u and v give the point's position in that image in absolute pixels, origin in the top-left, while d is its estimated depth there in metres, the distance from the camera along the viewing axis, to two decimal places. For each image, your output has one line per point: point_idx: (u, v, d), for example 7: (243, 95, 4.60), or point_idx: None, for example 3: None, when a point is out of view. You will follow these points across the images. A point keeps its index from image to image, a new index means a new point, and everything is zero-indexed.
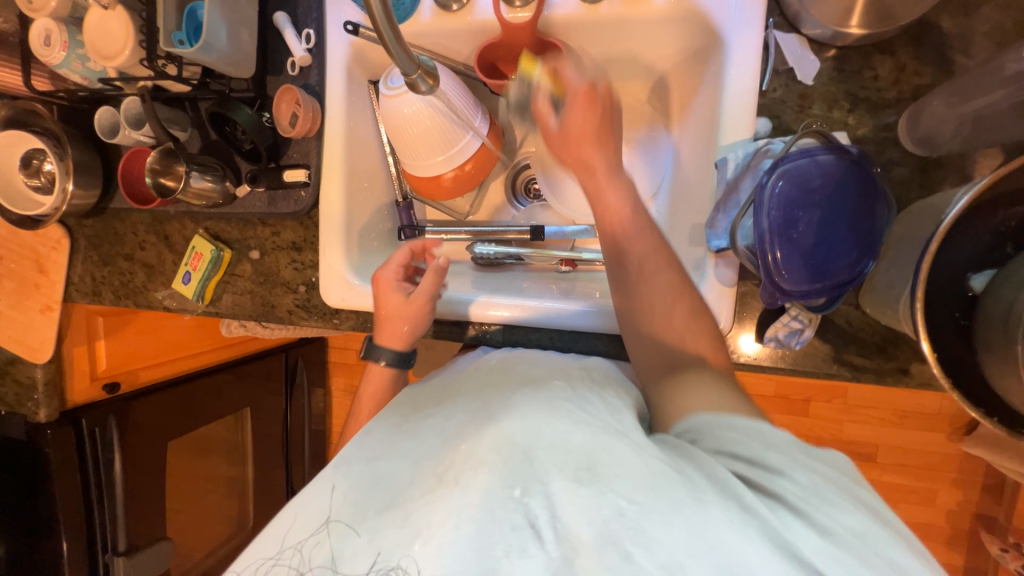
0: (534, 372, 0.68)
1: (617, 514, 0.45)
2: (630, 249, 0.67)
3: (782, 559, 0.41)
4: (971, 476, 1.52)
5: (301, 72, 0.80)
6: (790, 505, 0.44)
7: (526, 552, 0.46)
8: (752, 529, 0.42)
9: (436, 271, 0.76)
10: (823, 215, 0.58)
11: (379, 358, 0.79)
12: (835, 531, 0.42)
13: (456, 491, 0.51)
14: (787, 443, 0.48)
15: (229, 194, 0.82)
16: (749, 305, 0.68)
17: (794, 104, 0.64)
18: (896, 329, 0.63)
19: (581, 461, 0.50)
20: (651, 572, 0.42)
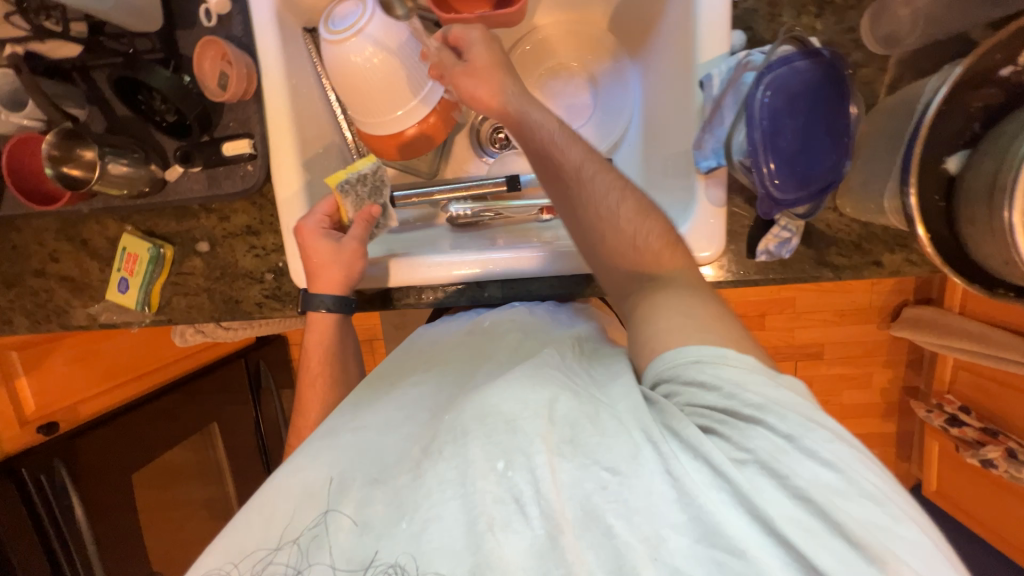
0: (525, 341, 0.67)
1: (599, 488, 0.45)
2: (578, 173, 0.61)
3: (752, 525, 0.41)
4: (899, 355, 1.75)
5: (221, 23, 0.68)
6: (762, 465, 0.42)
7: (511, 526, 0.46)
8: (723, 493, 0.42)
9: (363, 219, 0.72)
10: (805, 120, 0.60)
11: (319, 307, 0.73)
12: (805, 496, 0.40)
13: (443, 464, 0.50)
14: (753, 376, 0.46)
15: (158, 179, 0.70)
16: (738, 223, 0.70)
17: (765, 14, 0.64)
18: (869, 226, 0.68)
19: (565, 432, 0.48)
20: (631, 541, 0.43)
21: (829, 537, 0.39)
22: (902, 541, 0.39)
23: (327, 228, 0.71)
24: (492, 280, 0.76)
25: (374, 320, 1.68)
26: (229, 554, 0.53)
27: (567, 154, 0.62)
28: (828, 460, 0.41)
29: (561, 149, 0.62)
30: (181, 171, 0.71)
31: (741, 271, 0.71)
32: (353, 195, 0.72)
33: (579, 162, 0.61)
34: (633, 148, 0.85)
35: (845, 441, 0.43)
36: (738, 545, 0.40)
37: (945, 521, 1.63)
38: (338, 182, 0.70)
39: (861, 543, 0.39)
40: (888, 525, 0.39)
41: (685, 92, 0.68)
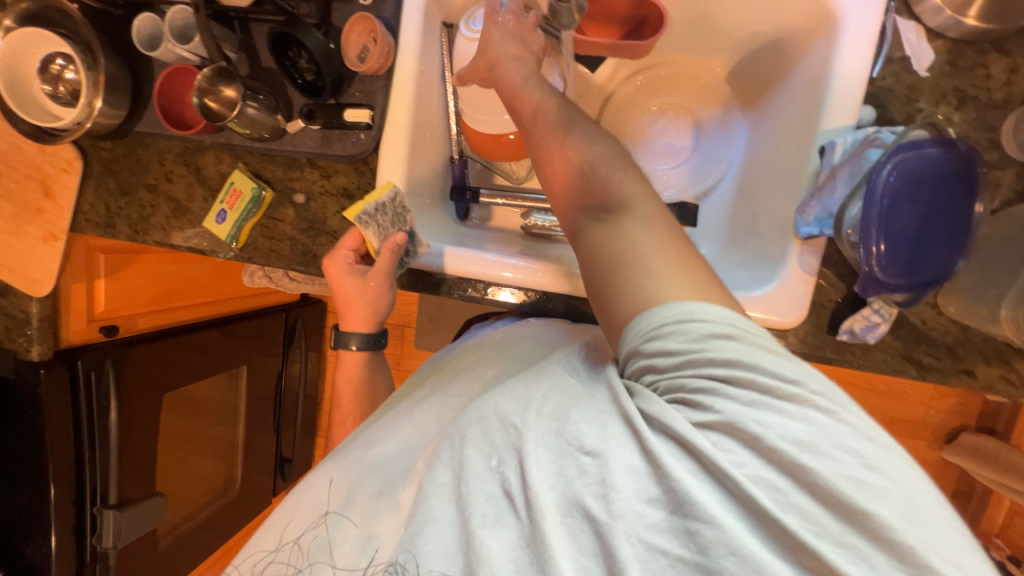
0: (540, 352, 0.63)
1: (578, 472, 0.42)
2: (533, 117, 0.59)
3: (725, 500, 0.38)
4: (947, 483, 1.58)
5: (375, 3, 0.74)
6: (728, 429, 0.39)
7: (501, 522, 0.43)
8: (693, 469, 0.39)
9: (389, 250, 0.72)
10: (924, 209, 0.58)
11: (351, 344, 0.80)
12: (776, 457, 0.37)
13: (439, 467, 0.48)
14: (719, 328, 0.42)
15: (279, 129, 0.75)
16: (825, 296, 0.67)
17: (901, 95, 0.63)
18: (969, 331, 0.64)
19: (551, 425, 0.44)
20: (613, 523, 0.39)
21: (800, 498, 0.37)
22: (878, 491, 0.36)
23: (353, 265, 0.75)
24: (559, 294, 0.75)
25: (412, 307, 1.71)
26: (242, 557, 0.56)
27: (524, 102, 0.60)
28: (792, 414, 0.38)
29: (519, 96, 0.61)
30: (302, 126, 0.76)
31: (817, 345, 0.68)
32: (375, 225, 0.73)
33: (536, 107, 0.59)
34: (723, 199, 0.85)
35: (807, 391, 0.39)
36: (711, 512, 0.37)
37: None
38: (357, 214, 0.72)
39: (834, 495, 0.36)
40: (864, 479, 0.36)
41: (800, 156, 0.68)
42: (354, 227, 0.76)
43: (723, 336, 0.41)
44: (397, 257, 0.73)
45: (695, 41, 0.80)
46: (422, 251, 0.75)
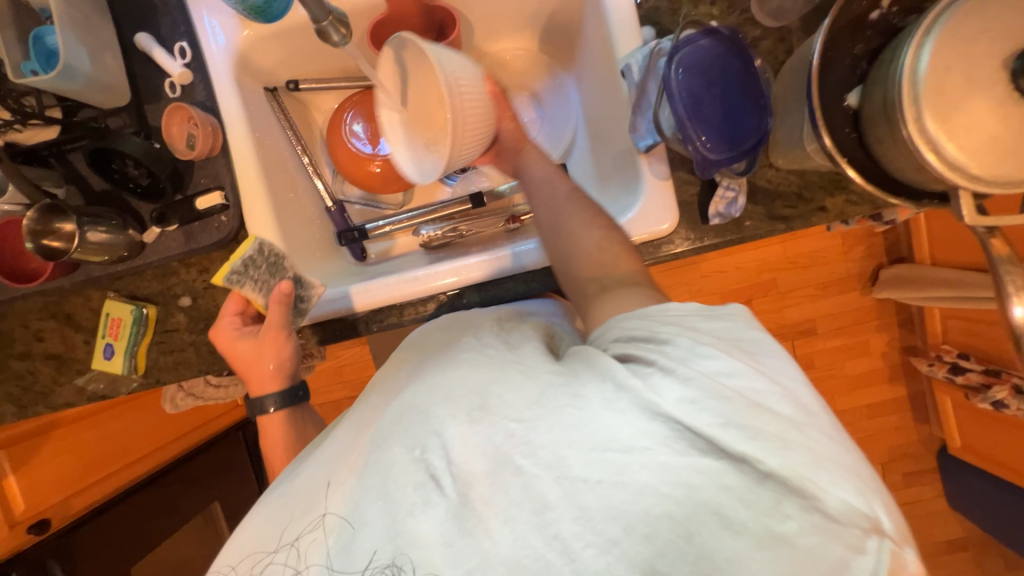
0: (451, 334, 0.63)
1: (506, 437, 0.43)
2: (555, 197, 0.65)
3: (641, 416, 0.41)
4: (889, 318, 1.73)
5: (185, 92, 0.73)
6: (663, 367, 0.43)
7: (429, 504, 0.43)
8: (618, 404, 0.42)
9: (278, 302, 0.69)
10: (721, 90, 0.66)
11: (267, 407, 0.73)
12: (699, 378, 0.42)
13: (369, 474, 0.46)
14: (688, 315, 0.48)
15: (136, 242, 0.73)
16: (686, 193, 0.74)
17: (666, 9, 0.73)
18: (805, 174, 0.73)
19: (473, 401, 0.46)
20: (541, 475, 0.41)
21: (712, 402, 0.41)
22: (773, 400, 0.41)
23: (241, 327, 0.72)
24: (469, 286, 0.78)
25: (365, 371, 1.65)
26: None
27: (554, 185, 0.66)
28: (732, 354, 0.44)
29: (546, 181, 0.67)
30: (158, 231, 0.74)
31: (699, 236, 0.75)
32: (251, 282, 0.70)
33: (564, 193, 0.65)
34: (582, 150, 0.92)
35: (743, 347, 0.46)
36: (628, 442, 0.40)
37: (977, 479, 1.58)
38: (225, 276, 0.67)
39: (744, 405, 0.40)
40: (765, 390, 0.42)
41: (615, 86, 0.76)
42: (234, 290, 0.74)
43: (694, 317, 0.48)
44: (289, 306, 0.71)
45: (498, 29, 0.88)
46: (317, 292, 0.74)
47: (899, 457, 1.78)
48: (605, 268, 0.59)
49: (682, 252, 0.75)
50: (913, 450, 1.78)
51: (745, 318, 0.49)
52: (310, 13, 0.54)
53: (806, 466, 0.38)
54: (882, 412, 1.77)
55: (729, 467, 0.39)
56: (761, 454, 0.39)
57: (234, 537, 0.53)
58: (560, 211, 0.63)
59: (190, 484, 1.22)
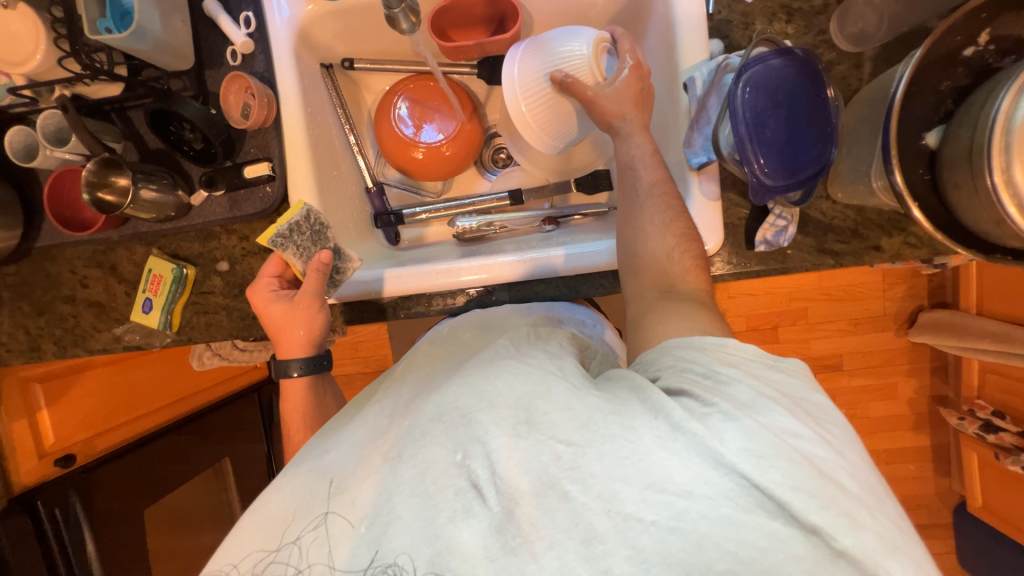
0: (484, 338, 0.64)
1: (555, 459, 0.43)
2: (649, 189, 0.65)
3: (704, 462, 0.40)
4: (922, 363, 1.65)
5: (245, 61, 0.75)
6: (725, 412, 0.42)
7: (471, 513, 0.43)
8: (680, 444, 0.41)
9: (315, 270, 0.68)
10: (787, 113, 0.63)
11: (292, 370, 0.74)
12: (769, 435, 0.41)
13: (404, 466, 0.46)
14: (754, 360, 0.48)
15: (184, 204, 0.75)
16: (735, 215, 0.72)
17: (739, 23, 0.70)
18: (863, 211, 0.69)
19: (521, 413, 0.45)
20: (590, 503, 0.41)
21: (779, 459, 0.40)
22: (834, 470, 0.41)
23: (277, 292, 0.72)
24: (500, 285, 0.78)
25: (380, 350, 1.68)
26: (232, 554, 0.49)
27: (645, 173, 0.66)
28: (797, 413, 0.44)
29: (641, 166, 0.66)
30: (205, 196, 0.76)
31: (742, 263, 0.72)
32: (292, 247, 0.70)
33: (653, 181, 0.65)
34: None
35: (806, 407, 0.45)
36: (687, 487, 0.40)
37: (998, 543, 1.50)
38: (270, 238, 0.69)
39: (809, 473, 0.40)
40: (828, 458, 0.42)
41: (672, 97, 0.73)
42: (275, 253, 0.74)
43: (757, 365, 0.48)
44: (325, 276, 0.70)
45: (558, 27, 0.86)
46: (353, 266, 0.75)
47: (912, 507, 1.71)
48: (671, 278, 0.61)
49: (722, 276, 0.73)
50: (928, 501, 1.71)
51: (801, 372, 0.49)
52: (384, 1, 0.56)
53: (879, 550, 0.38)
54: (900, 458, 1.70)
55: (799, 534, 0.39)
56: (835, 529, 0.38)
57: (250, 512, 0.52)
58: (641, 206, 0.65)
59: (207, 438, 1.27)
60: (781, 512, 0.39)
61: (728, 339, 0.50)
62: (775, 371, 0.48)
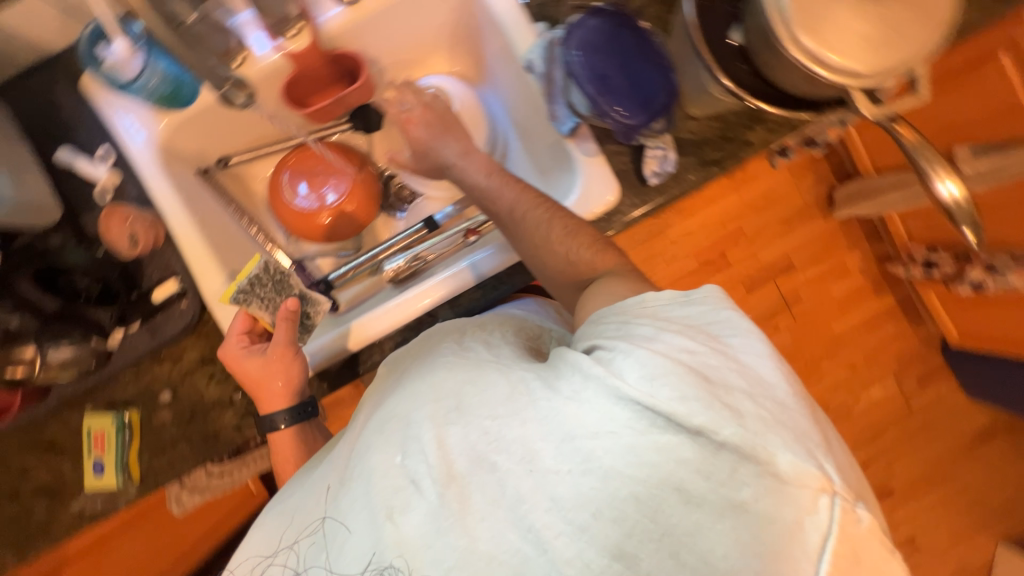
0: (432, 339, 0.64)
1: (483, 433, 0.46)
2: (511, 214, 0.70)
3: (610, 399, 0.42)
4: (855, 233, 1.78)
5: (117, 193, 0.75)
6: (623, 351, 0.45)
7: (411, 505, 0.45)
8: (588, 389, 0.43)
9: (284, 318, 0.72)
10: (621, 60, 0.69)
11: (277, 423, 0.72)
12: (667, 358, 0.43)
13: (355, 481, 0.49)
14: (671, 303, 0.51)
15: (102, 351, 0.72)
16: (620, 162, 0.77)
17: (552, 2, 0.78)
18: (722, 118, 0.77)
19: (449, 403, 0.48)
20: (512, 468, 0.44)
21: (669, 378, 0.42)
22: (727, 376, 0.43)
23: (250, 344, 0.72)
24: (441, 305, 0.79)
25: None
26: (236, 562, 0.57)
27: (499, 200, 0.72)
28: (700, 336, 0.47)
29: (492, 197, 0.72)
30: (121, 334, 0.73)
31: (645, 200, 0.77)
32: (257, 300, 0.74)
33: (510, 204, 0.70)
34: (517, 152, 0.93)
35: (711, 330, 0.48)
36: (593, 428, 0.42)
37: (984, 362, 1.60)
38: (233, 294, 0.73)
39: (698, 378, 0.42)
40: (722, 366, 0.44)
41: (526, 85, 0.80)
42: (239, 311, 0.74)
43: (667, 306, 0.51)
44: (294, 324, 0.73)
45: (405, 62, 0.92)
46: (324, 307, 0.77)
47: (907, 362, 1.79)
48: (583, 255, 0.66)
49: (635, 218, 0.77)
50: (918, 352, 1.80)
51: (716, 299, 0.51)
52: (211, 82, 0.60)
53: (759, 433, 0.40)
54: (877, 324, 1.79)
55: (686, 439, 0.41)
56: (717, 424, 0.40)
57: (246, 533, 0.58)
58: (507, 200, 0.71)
59: None
60: (676, 425, 0.41)
61: (642, 295, 0.53)
62: (686, 308, 0.50)
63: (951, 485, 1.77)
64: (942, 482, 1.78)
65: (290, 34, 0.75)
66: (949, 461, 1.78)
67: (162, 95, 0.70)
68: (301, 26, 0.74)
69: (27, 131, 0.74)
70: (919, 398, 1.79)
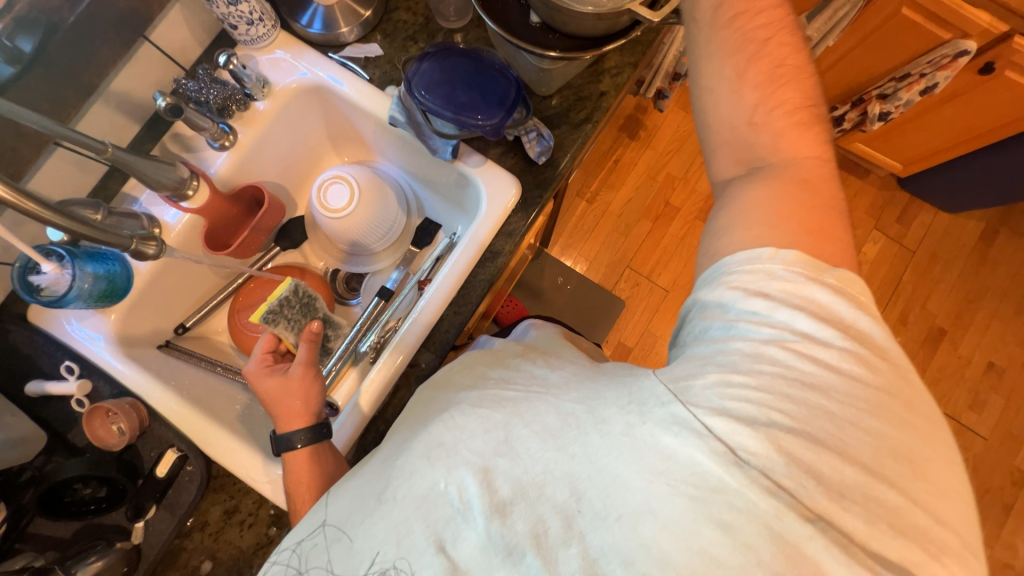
0: (462, 361, 0.62)
1: (540, 464, 0.45)
2: None
3: (699, 440, 0.42)
4: None
5: (92, 397, 0.78)
6: (726, 384, 0.44)
7: (458, 526, 0.45)
8: (654, 424, 0.43)
9: (307, 340, 0.69)
10: (463, 80, 0.79)
11: (296, 442, 0.66)
12: (761, 398, 0.43)
13: (392, 504, 0.47)
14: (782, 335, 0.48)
15: (131, 549, 0.72)
16: (508, 158, 0.85)
17: (391, 67, 0.89)
18: (571, 85, 0.86)
19: (498, 436, 0.47)
20: (562, 495, 0.44)
21: (765, 421, 0.42)
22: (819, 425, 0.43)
23: (272, 365, 0.72)
24: (419, 351, 0.80)
25: None
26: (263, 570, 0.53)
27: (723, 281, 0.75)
28: (798, 359, 0.45)
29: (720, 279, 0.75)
30: (142, 524, 0.74)
31: (545, 177, 0.84)
32: (285, 321, 0.79)
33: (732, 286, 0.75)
34: (431, 198, 1.02)
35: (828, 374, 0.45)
36: (665, 463, 0.42)
37: (938, 175, 1.65)
38: (263, 316, 0.77)
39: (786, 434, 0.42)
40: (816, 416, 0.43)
41: (408, 143, 0.92)
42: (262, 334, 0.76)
43: (782, 274, 0.48)
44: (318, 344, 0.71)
45: (303, 173, 1.02)
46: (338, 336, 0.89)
47: (881, 210, 1.82)
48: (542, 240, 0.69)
49: (546, 195, 0.84)
50: (885, 196, 1.83)
51: (830, 323, 0.46)
52: (119, 247, 0.66)
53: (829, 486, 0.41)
54: None
55: (755, 479, 0.40)
56: (792, 476, 0.41)
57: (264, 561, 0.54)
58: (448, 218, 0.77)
59: None
60: (748, 460, 0.41)
61: (763, 248, 0.49)
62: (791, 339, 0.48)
63: (989, 297, 1.74)
64: (981, 298, 1.75)
65: (189, 193, 0.80)
66: (975, 276, 1.76)
67: (100, 293, 0.74)
68: (196, 181, 0.80)
69: None
70: (911, 234, 1.80)
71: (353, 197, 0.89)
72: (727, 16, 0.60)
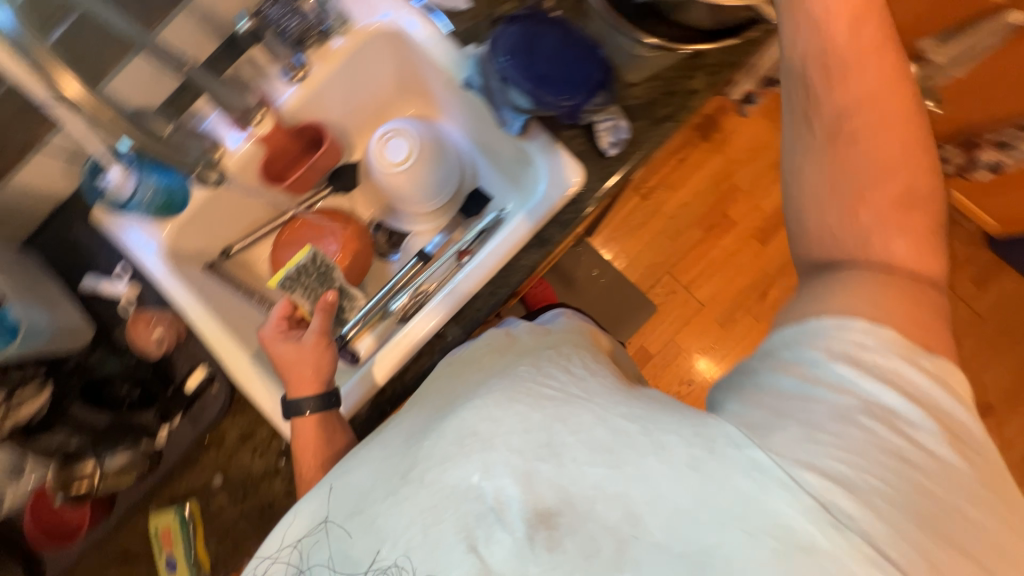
0: (497, 346, 0.60)
1: (590, 479, 0.42)
2: None
3: (786, 488, 0.38)
4: None
5: (138, 302, 0.82)
6: (814, 433, 0.40)
7: (492, 529, 0.42)
8: (727, 466, 0.40)
9: (322, 309, 0.72)
10: (549, 51, 0.73)
11: (304, 410, 0.68)
12: (859, 458, 0.39)
13: (421, 490, 0.45)
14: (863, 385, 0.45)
15: (153, 451, 0.77)
16: (578, 144, 0.80)
17: (474, 23, 0.84)
18: (661, 76, 0.79)
19: (540, 436, 0.44)
20: (613, 518, 0.41)
21: (861, 483, 0.38)
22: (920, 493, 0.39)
23: (286, 331, 0.74)
24: (448, 324, 0.79)
25: None
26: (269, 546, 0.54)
27: None
28: (890, 422, 0.41)
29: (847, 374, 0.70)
30: (167, 430, 0.78)
31: (612, 171, 0.79)
32: (301, 289, 0.81)
33: None
34: (487, 169, 0.98)
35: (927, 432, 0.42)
36: (742, 506, 0.38)
37: None
38: (281, 279, 0.80)
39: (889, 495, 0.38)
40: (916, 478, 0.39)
41: (476, 108, 0.88)
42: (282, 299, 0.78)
43: (868, 339, 0.44)
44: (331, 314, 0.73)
45: (366, 119, 0.99)
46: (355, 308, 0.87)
47: (959, 267, 1.66)
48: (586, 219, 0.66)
49: (609, 191, 0.79)
50: (968, 253, 1.67)
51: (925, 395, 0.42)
52: (183, 167, 0.69)
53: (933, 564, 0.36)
54: None
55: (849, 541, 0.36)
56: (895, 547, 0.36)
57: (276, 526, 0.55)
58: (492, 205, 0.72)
59: None
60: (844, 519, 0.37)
61: (855, 318, 0.45)
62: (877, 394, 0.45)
63: None
64: None
65: (256, 119, 0.82)
66: None
67: (159, 205, 0.78)
68: (262, 113, 0.82)
69: (56, 272, 0.83)
70: (987, 300, 1.64)
71: (411, 153, 0.88)
72: (871, 29, 0.52)
